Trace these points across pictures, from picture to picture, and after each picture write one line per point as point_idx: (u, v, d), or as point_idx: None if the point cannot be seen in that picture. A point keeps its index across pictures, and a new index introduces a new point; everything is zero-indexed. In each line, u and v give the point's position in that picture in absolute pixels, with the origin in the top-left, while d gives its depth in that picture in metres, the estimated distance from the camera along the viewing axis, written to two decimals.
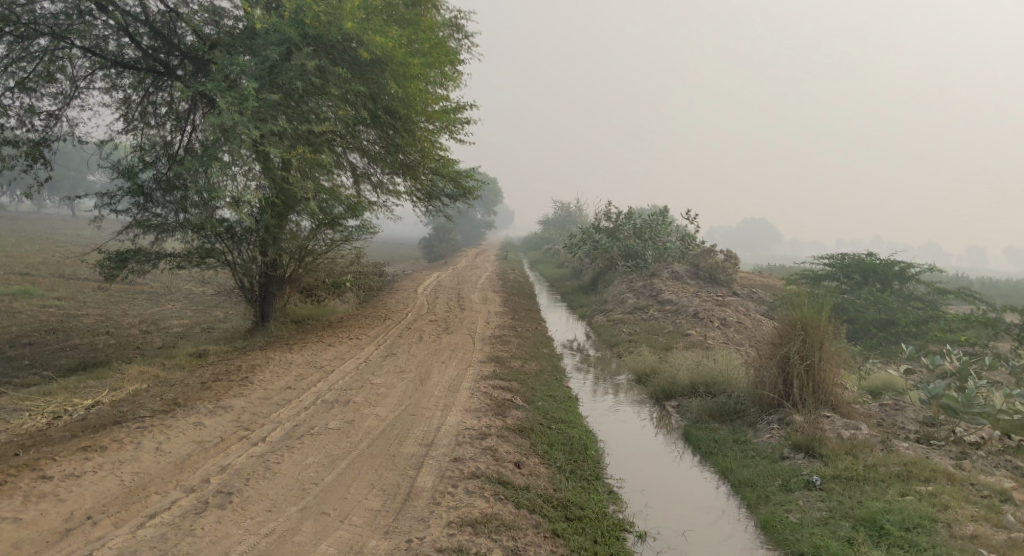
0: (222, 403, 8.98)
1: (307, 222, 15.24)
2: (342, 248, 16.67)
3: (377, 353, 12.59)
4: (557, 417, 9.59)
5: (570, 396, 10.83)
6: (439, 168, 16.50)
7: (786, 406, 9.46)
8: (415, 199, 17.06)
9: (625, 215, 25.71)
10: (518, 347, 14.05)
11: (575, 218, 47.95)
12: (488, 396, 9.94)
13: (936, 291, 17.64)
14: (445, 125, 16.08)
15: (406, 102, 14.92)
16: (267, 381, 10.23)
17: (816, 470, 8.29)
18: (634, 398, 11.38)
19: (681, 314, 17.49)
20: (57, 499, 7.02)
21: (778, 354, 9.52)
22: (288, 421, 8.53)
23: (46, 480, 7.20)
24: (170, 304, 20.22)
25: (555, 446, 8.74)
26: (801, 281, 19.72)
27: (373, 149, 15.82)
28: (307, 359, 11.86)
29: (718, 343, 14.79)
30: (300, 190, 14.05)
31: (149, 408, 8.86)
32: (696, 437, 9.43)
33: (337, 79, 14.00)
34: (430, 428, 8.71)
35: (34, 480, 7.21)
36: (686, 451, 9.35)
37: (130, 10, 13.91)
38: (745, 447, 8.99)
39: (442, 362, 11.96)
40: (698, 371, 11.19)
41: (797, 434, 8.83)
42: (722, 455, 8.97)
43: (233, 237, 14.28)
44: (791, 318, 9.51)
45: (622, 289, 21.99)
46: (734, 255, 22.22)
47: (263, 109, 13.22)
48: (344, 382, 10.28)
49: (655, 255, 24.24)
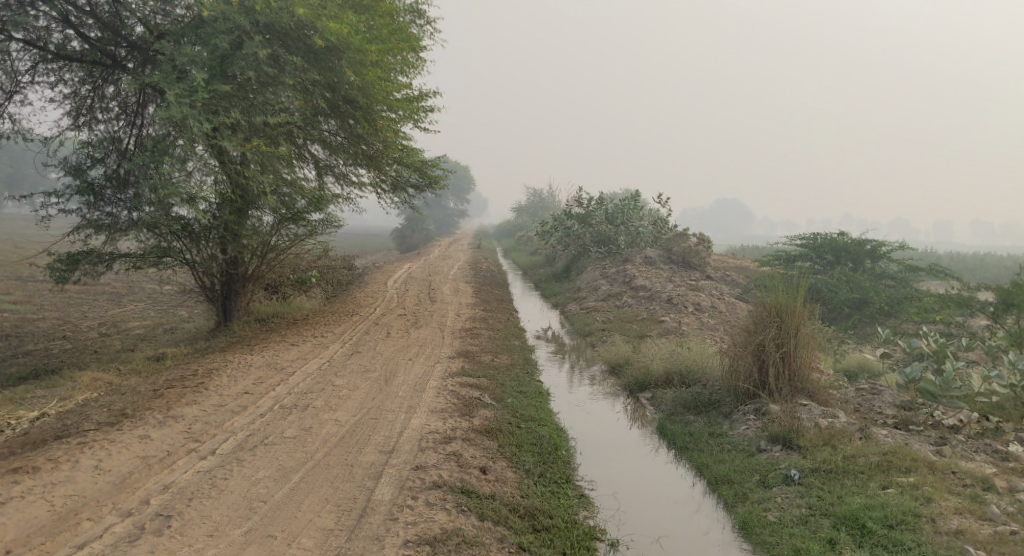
0: (173, 412, 8.51)
1: (270, 216, 14.68)
2: (306, 243, 16.13)
3: (342, 351, 12.15)
4: (526, 415, 9.24)
5: (540, 391, 10.49)
6: (404, 158, 16.00)
7: (762, 395, 9.18)
8: (380, 190, 16.54)
9: (597, 200, 25.39)
10: (489, 341, 13.67)
11: (547, 203, 47.57)
12: (454, 395, 9.57)
13: (908, 269, 17.53)
14: (408, 114, 15.59)
15: (365, 90, 14.38)
16: (224, 386, 9.76)
17: (794, 464, 8.02)
18: (607, 390, 11.07)
19: (655, 301, 17.22)
20: None
21: (753, 343, 9.23)
22: (241, 431, 8.09)
23: None
24: (133, 305, 19.61)
25: (524, 448, 8.40)
26: (774, 263, 19.52)
27: (334, 140, 15.27)
28: (268, 360, 11.39)
29: (693, 330, 14.53)
30: (258, 184, 13.54)
31: (95, 420, 8.38)
32: (670, 431, 9.14)
33: (292, 69, 13.46)
34: (392, 433, 8.32)
35: None
36: (660, 445, 9.06)
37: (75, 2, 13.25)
38: (721, 441, 8.71)
39: (409, 360, 11.56)
40: (672, 360, 10.89)
41: (774, 425, 8.57)
42: (696, 450, 8.69)
43: (191, 235, 13.73)
44: (765, 305, 9.21)
45: (596, 276, 21.68)
46: (707, 238, 22.01)
47: (216, 101, 12.63)
48: (305, 384, 9.85)
49: (628, 241, 23.99)
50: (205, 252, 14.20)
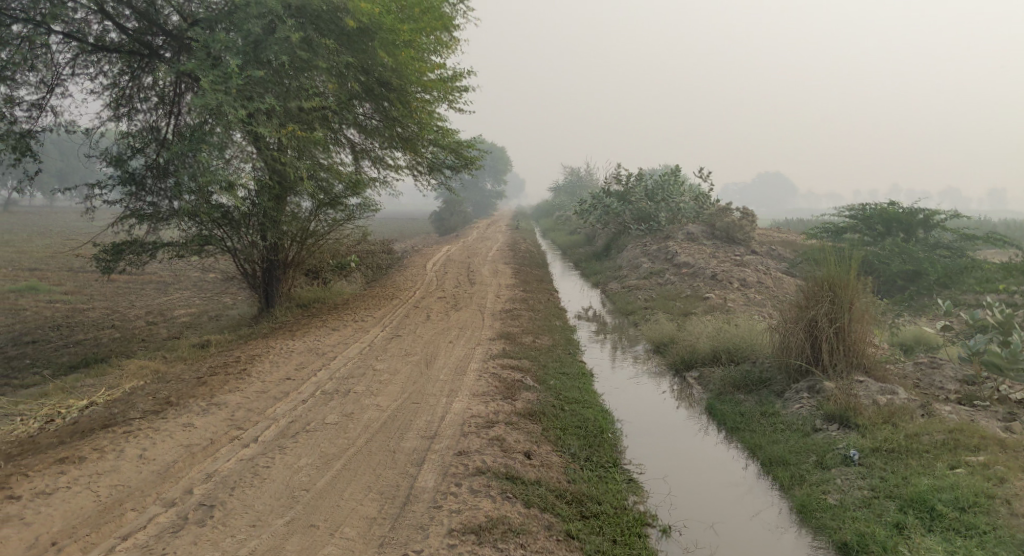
0: (216, 399, 8.50)
1: (308, 202, 14.64)
2: (345, 228, 16.08)
3: (382, 335, 12.07)
4: (570, 397, 9.04)
5: (584, 372, 10.28)
6: (439, 140, 15.82)
7: (815, 372, 8.85)
8: (416, 173, 16.40)
9: (636, 177, 24.94)
10: (530, 321, 13.48)
11: (585, 182, 47.08)
12: (496, 378, 9.41)
13: (964, 238, 16.88)
14: (442, 95, 15.38)
15: (398, 72, 14.19)
16: (266, 372, 9.74)
17: (854, 443, 7.71)
18: (652, 369, 10.82)
19: (699, 277, 16.85)
20: (23, 522, 6.57)
21: (805, 318, 8.89)
22: (283, 418, 8.04)
23: (14, 501, 6.74)
24: (178, 293, 19.83)
25: (569, 431, 8.21)
26: (822, 236, 18.97)
27: (370, 124, 15.15)
28: (309, 346, 11.35)
29: (739, 306, 14.17)
30: (294, 170, 13.50)
31: (140, 409, 8.40)
32: (720, 411, 8.86)
33: (325, 52, 13.31)
34: (434, 418, 8.18)
35: (4, 501, 6.76)
36: (710, 426, 8.80)
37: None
38: (774, 421, 8.41)
39: (449, 342, 11.42)
40: (719, 337, 10.60)
41: (830, 403, 8.24)
42: (748, 431, 8.41)
43: (231, 223, 13.75)
44: (817, 279, 8.87)
45: (637, 253, 21.32)
46: (750, 213, 21.49)
47: (251, 87, 12.54)
48: (346, 369, 9.77)
49: (669, 217, 23.57)
50: (246, 240, 14.23)
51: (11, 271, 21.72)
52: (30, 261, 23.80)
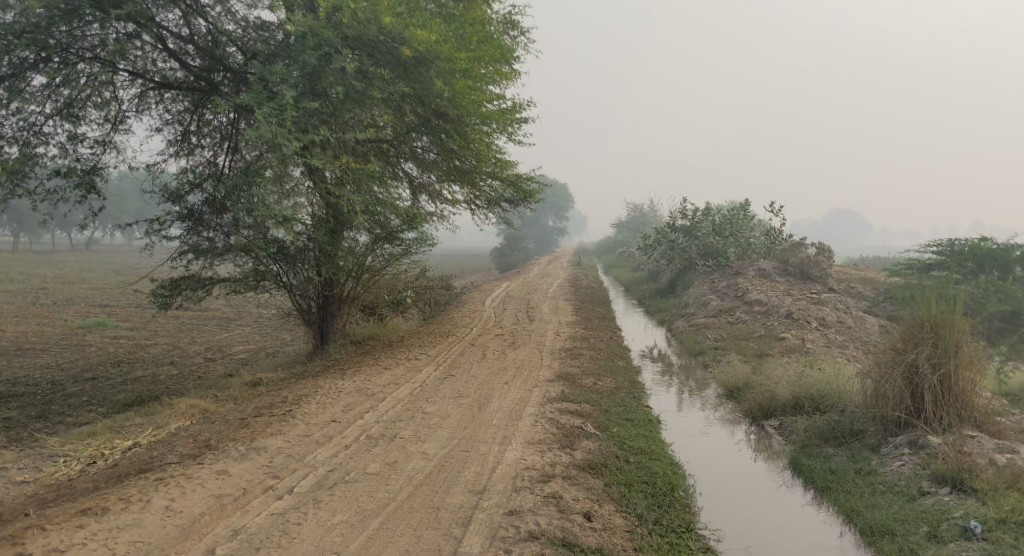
0: (256, 443, 7.97)
1: (364, 237, 14.25)
2: (401, 264, 15.63)
3: (436, 374, 11.47)
4: (635, 446, 8.22)
5: (650, 418, 9.43)
6: (497, 173, 15.25)
7: (916, 424, 7.86)
8: (474, 207, 15.89)
9: (703, 212, 24.03)
10: (591, 362, 12.71)
11: (649, 218, 46.17)
12: (554, 424, 8.67)
13: None
14: (501, 126, 14.89)
15: (455, 102, 13.73)
16: (311, 414, 9.20)
17: (972, 512, 6.69)
18: (726, 417, 9.92)
19: (773, 317, 15.83)
20: None
21: (903, 363, 7.94)
22: (323, 466, 7.47)
23: None
24: (239, 329, 19.71)
25: (634, 488, 7.40)
26: (906, 272, 17.77)
27: (428, 157, 14.78)
28: (359, 386, 10.81)
29: (818, 349, 13.14)
30: (349, 204, 13.16)
31: (178, 453, 7.91)
32: (806, 467, 7.92)
33: (380, 82, 12.97)
34: (484, 469, 7.49)
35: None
36: (795, 484, 7.87)
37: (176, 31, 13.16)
38: (870, 481, 7.43)
39: (505, 384, 10.72)
40: (800, 383, 9.68)
41: (938, 463, 7.23)
42: (840, 491, 7.44)
43: (287, 258, 13.44)
44: (916, 319, 7.95)
45: (705, 291, 20.35)
46: (826, 248, 20.33)
47: (306, 119, 12.21)
48: (394, 412, 9.18)
49: (738, 253, 22.58)
50: (302, 275, 13.92)
51: (82, 307, 22.03)
52: (101, 297, 24.15)
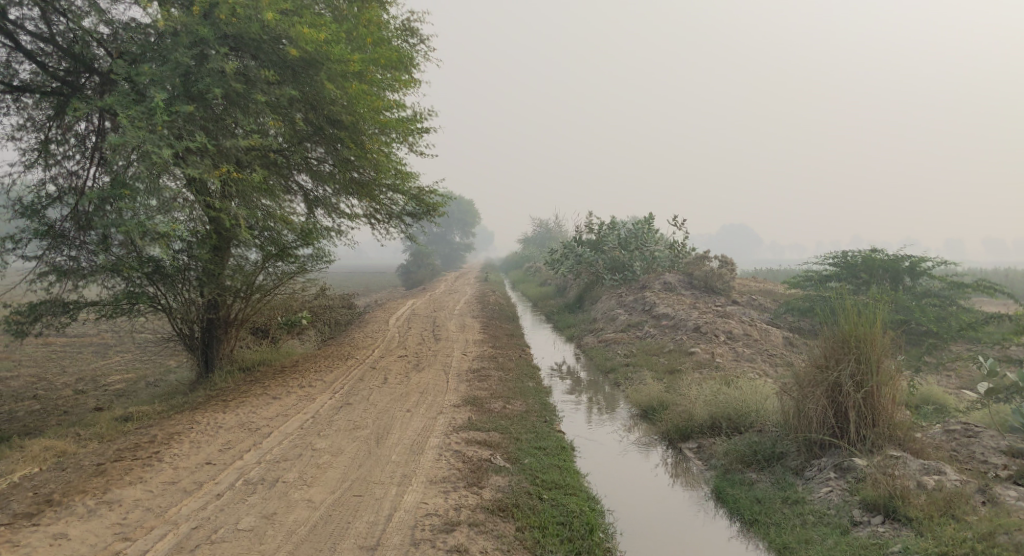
0: (109, 496, 6.91)
1: (253, 253, 13.07)
2: (297, 283, 14.42)
3: (332, 403, 10.51)
4: (549, 481, 7.51)
5: (563, 445, 8.73)
6: (399, 185, 14.29)
7: (840, 446, 7.48)
8: (374, 221, 14.84)
9: (608, 225, 23.83)
10: (500, 383, 12.00)
11: (555, 233, 46.08)
12: (460, 457, 7.88)
13: (954, 286, 15.89)
14: (401, 136, 14.03)
15: (349, 107, 12.81)
16: (182, 456, 8.13)
17: (909, 545, 6.29)
18: (642, 440, 9.38)
19: (682, 331, 15.55)
20: None
21: (825, 381, 7.55)
22: (187, 522, 6.50)
23: None
24: (117, 355, 18.04)
25: (550, 531, 6.71)
26: (803, 285, 17.69)
27: (322, 168, 13.73)
28: (242, 419, 9.73)
29: (728, 364, 12.92)
30: (231, 217, 12.05)
31: (12, 509, 6.76)
32: (731, 498, 7.43)
33: (264, 84, 12.02)
34: (378, 518, 6.65)
35: None
36: (722, 517, 7.36)
37: (33, 29, 11.70)
38: (799, 511, 6.99)
39: (407, 412, 9.85)
40: (716, 401, 9.22)
41: (868, 490, 6.84)
42: (768, 524, 6.97)
43: (166, 278, 12.09)
44: (836, 333, 7.59)
45: (612, 305, 20.05)
46: (730, 261, 20.21)
47: (180, 124, 11.16)
48: (280, 449, 8.20)
49: (643, 266, 22.46)
50: (183, 297, 12.57)
51: None
52: None
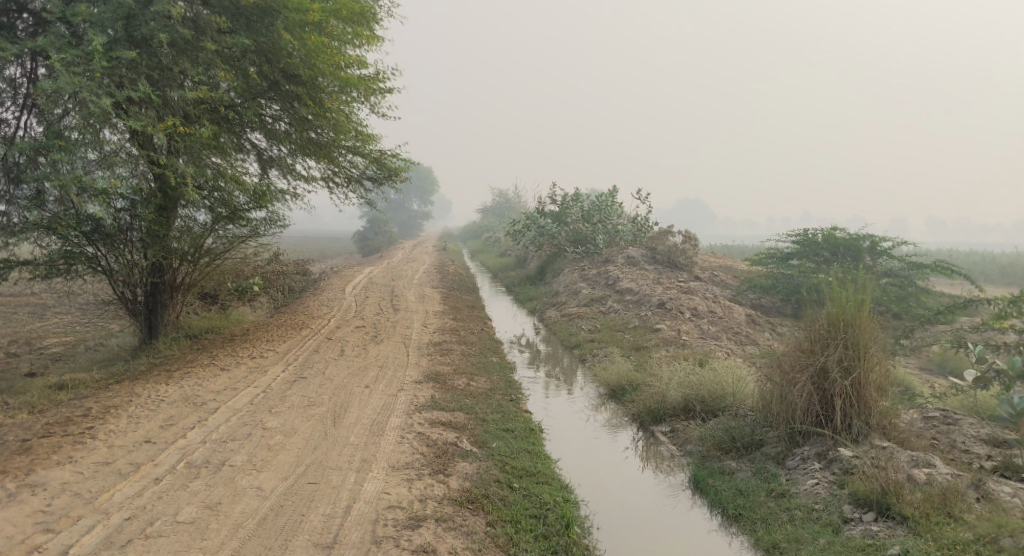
0: (34, 479, 6.29)
1: (202, 214, 12.24)
2: (248, 247, 13.59)
3: (284, 376, 9.88)
4: (519, 467, 7.08)
5: (531, 428, 8.26)
6: (359, 147, 13.53)
7: (826, 434, 7.17)
8: (332, 185, 14.03)
9: (572, 197, 23.33)
10: (462, 358, 11.48)
11: (514, 204, 45.48)
12: (424, 441, 7.39)
13: (914, 266, 15.82)
14: (363, 95, 13.26)
15: (307, 61, 12.04)
16: (120, 432, 7.46)
17: (903, 545, 6.00)
18: (612, 422, 8.97)
19: (647, 307, 15.22)
20: None
21: (811, 366, 7.23)
22: (120, 511, 5.93)
23: None
24: (53, 318, 17.01)
25: (523, 526, 6.27)
26: (766, 263, 17.45)
27: (278, 127, 12.91)
28: (186, 392, 9.05)
29: (695, 342, 12.60)
30: (176, 174, 11.24)
31: None
32: (713, 490, 7.08)
33: (214, 32, 11.30)
34: (334, 511, 6.13)
35: None
36: (703, 511, 7.02)
37: None
38: (787, 506, 6.67)
39: (365, 388, 9.28)
40: (690, 382, 8.85)
41: (857, 484, 6.54)
42: (755, 520, 6.64)
43: (106, 238, 11.22)
44: (824, 317, 7.28)
45: (575, 278, 19.62)
46: (693, 237, 19.90)
47: (122, 70, 10.42)
48: (228, 427, 7.60)
49: (606, 240, 22.07)
50: (126, 259, 11.69)
51: None
52: None
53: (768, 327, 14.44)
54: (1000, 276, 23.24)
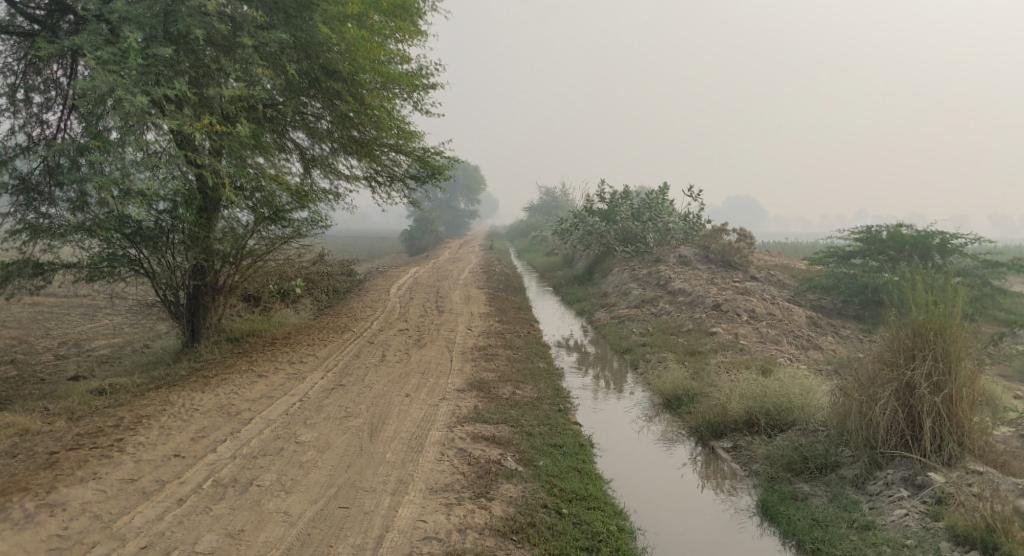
0: (55, 498, 6.11)
1: (244, 214, 11.89)
2: (291, 249, 13.25)
3: (324, 384, 9.48)
4: (568, 490, 6.61)
5: (581, 443, 7.69)
6: (401, 145, 13.09)
7: (912, 455, 6.55)
8: (374, 184, 13.61)
9: (621, 194, 22.61)
10: (507, 364, 10.95)
11: (562, 203, 44.80)
12: (467, 460, 6.95)
13: (987, 264, 14.74)
14: (405, 90, 12.81)
15: (346, 55, 11.64)
16: (150, 445, 7.13)
17: None
18: (668, 435, 8.35)
19: (701, 308, 14.50)
20: None
21: (896, 381, 6.64)
22: (138, 537, 5.75)
23: None
24: (101, 320, 16.99)
25: None
26: (825, 262, 16.49)
27: (320, 125, 12.53)
28: (221, 400, 8.70)
29: (754, 347, 11.86)
30: (216, 175, 10.96)
31: None
32: (787, 519, 6.47)
33: (251, 26, 10.93)
34: (365, 541, 5.83)
35: None
36: (774, 542, 6.42)
37: None
38: (872, 540, 6.02)
39: (405, 397, 8.82)
40: (753, 393, 8.19)
41: (955, 518, 5.88)
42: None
43: (148, 240, 10.96)
44: (909, 325, 6.68)
45: (625, 278, 18.93)
46: (748, 235, 19.03)
47: (158, 68, 10.14)
48: (261, 440, 7.22)
49: (657, 239, 21.32)
50: (167, 261, 11.43)
51: None
52: None
53: (831, 330, 13.58)
54: None
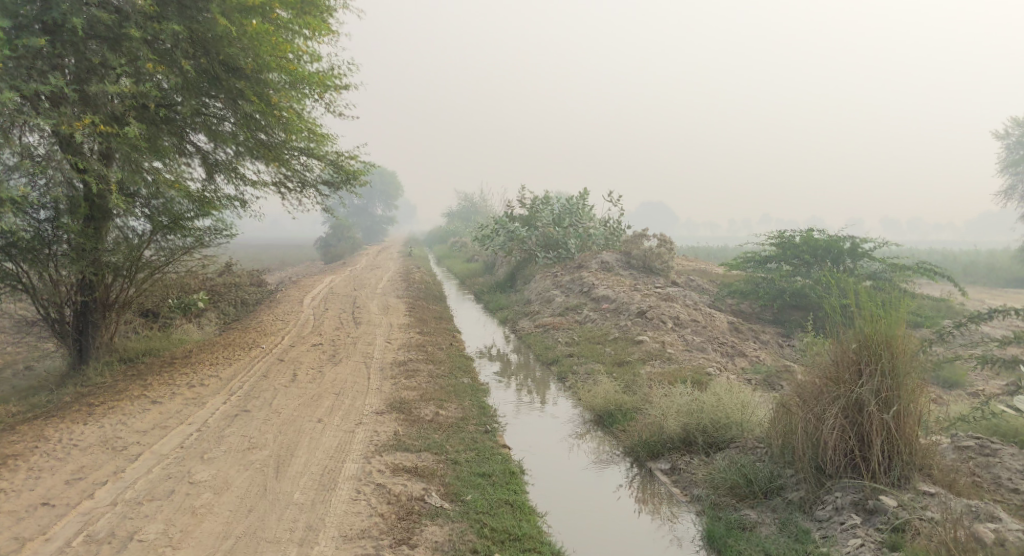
0: None
1: (139, 223, 10.79)
2: (193, 259, 12.02)
3: (226, 409, 8.62)
4: (499, 530, 6.08)
5: (512, 470, 7.12)
6: (312, 149, 12.24)
7: (859, 477, 6.29)
8: (284, 190, 12.66)
9: (541, 199, 22.17)
10: (428, 380, 10.29)
11: (481, 208, 44.25)
12: (387, 498, 6.32)
13: (900, 268, 14.86)
14: (315, 90, 11.94)
15: (248, 52, 10.76)
16: (14, 492, 6.21)
17: None
18: (603, 455, 7.87)
19: (625, 316, 14.15)
20: None
21: (841, 399, 6.36)
22: None
23: None
24: None
25: None
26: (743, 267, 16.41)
27: (224, 127, 11.48)
28: (106, 433, 7.76)
29: (681, 356, 11.55)
30: (102, 181, 9.90)
31: None
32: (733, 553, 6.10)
33: (139, 18, 9.93)
34: None
35: None
36: None
37: None
38: None
39: (317, 422, 8.05)
40: (690, 409, 7.80)
41: (914, 549, 5.63)
42: None
43: (26, 252, 9.78)
44: (853, 339, 6.39)
45: (548, 285, 18.50)
46: (669, 240, 18.84)
47: (29, 61, 9.12)
48: (150, 481, 6.41)
49: (578, 244, 21.10)
50: (50, 276, 10.22)
51: None
52: None
53: (754, 336, 13.45)
54: (983, 278, 22.42)
